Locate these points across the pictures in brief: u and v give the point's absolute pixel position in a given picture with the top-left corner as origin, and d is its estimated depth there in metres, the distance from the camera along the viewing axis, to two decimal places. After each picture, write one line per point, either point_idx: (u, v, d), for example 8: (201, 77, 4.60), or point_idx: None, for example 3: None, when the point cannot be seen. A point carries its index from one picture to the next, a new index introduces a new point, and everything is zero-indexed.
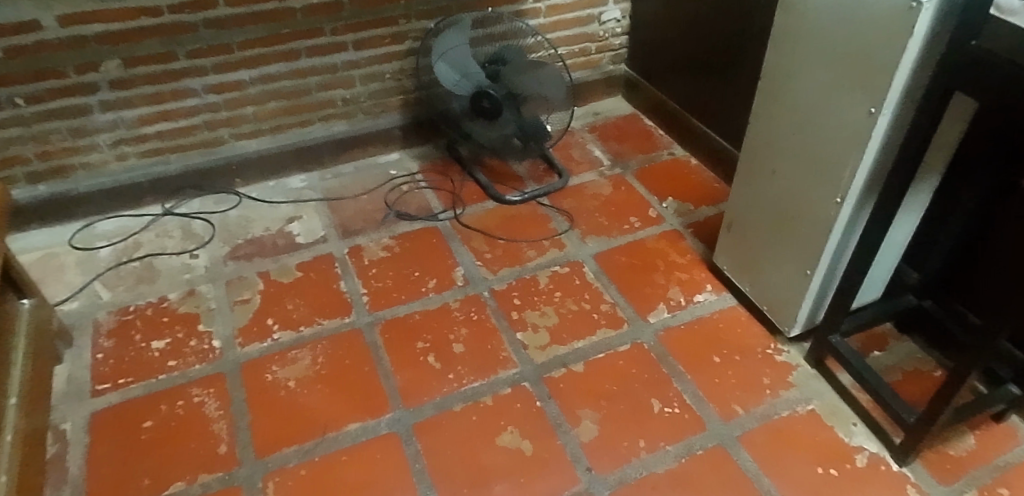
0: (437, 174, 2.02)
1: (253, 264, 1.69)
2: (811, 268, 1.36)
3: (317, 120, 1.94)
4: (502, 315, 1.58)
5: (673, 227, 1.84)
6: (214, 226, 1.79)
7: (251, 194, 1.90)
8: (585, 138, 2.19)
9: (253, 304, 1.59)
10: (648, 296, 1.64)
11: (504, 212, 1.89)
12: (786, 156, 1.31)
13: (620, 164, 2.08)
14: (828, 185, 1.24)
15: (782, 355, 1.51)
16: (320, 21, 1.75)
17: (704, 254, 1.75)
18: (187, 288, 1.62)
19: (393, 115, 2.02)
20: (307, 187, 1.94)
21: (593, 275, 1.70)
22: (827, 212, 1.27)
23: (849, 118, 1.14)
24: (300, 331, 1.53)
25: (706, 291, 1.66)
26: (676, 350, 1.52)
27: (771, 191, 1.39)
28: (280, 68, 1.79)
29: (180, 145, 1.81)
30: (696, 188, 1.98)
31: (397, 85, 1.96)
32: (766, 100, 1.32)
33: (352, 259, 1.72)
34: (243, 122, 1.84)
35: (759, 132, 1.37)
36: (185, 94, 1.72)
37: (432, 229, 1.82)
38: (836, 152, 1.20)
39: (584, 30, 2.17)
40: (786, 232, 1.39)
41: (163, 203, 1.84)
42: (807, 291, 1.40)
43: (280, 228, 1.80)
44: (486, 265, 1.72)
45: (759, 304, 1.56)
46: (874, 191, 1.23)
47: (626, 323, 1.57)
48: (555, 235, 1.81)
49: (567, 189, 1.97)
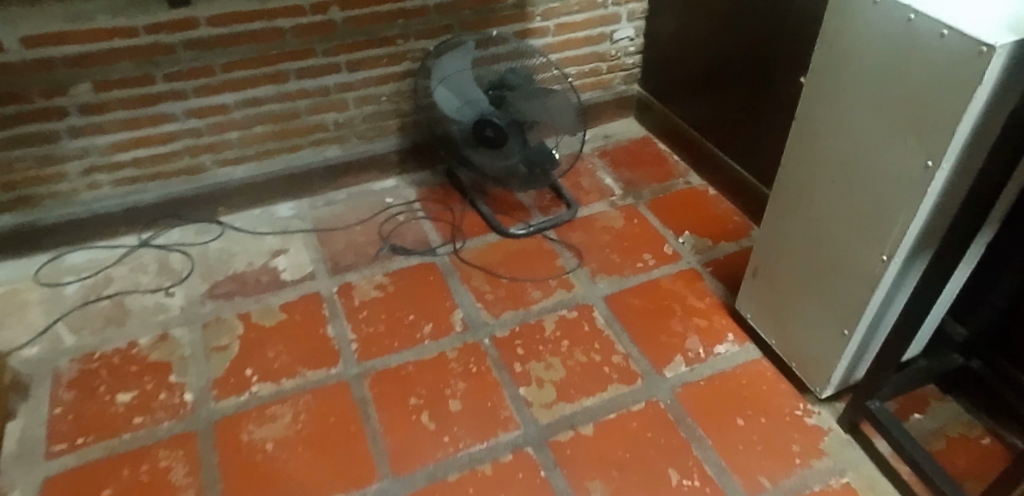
0: (436, 203, 1.87)
1: (233, 304, 1.55)
2: (848, 328, 1.21)
3: (308, 145, 1.80)
4: (504, 367, 1.44)
5: (691, 265, 1.70)
6: (193, 259, 1.66)
7: (234, 224, 1.77)
8: (595, 164, 2.05)
9: (230, 351, 1.45)
10: (664, 346, 1.50)
11: (507, 247, 1.74)
12: (823, 204, 1.17)
13: (632, 194, 1.93)
14: (873, 240, 1.10)
15: (813, 418, 1.36)
16: (311, 42, 1.62)
17: (725, 298, 1.61)
18: (159, 332, 1.48)
19: (389, 139, 1.88)
20: (296, 216, 1.80)
21: (604, 321, 1.55)
22: (870, 270, 1.12)
23: (900, 168, 1.00)
24: (281, 384, 1.39)
25: (727, 341, 1.51)
26: (695, 410, 1.37)
27: (804, 240, 1.25)
28: (268, 91, 1.65)
29: (159, 172, 1.67)
30: (715, 222, 1.83)
31: (394, 108, 1.83)
32: (800, 141, 1.18)
33: (341, 299, 1.58)
34: (227, 148, 1.70)
35: (790, 175, 1.23)
36: (163, 119, 1.59)
37: (429, 265, 1.68)
38: (883, 205, 1.05)
39: (595, 50, 2.03)
40: (821, 286, 1.25)
41: (139, 234, 1.70)
42: (843, 353, 1.25)
43: (265, 263, 1.66)
44: (487, 308, 1.58)
45: (786, 359, 1.41)
46: (933, 244, 1.08)
47: (640, 378, 1.43)
48: (562, 274, 1.67)
49: (575, 221, 1.83)
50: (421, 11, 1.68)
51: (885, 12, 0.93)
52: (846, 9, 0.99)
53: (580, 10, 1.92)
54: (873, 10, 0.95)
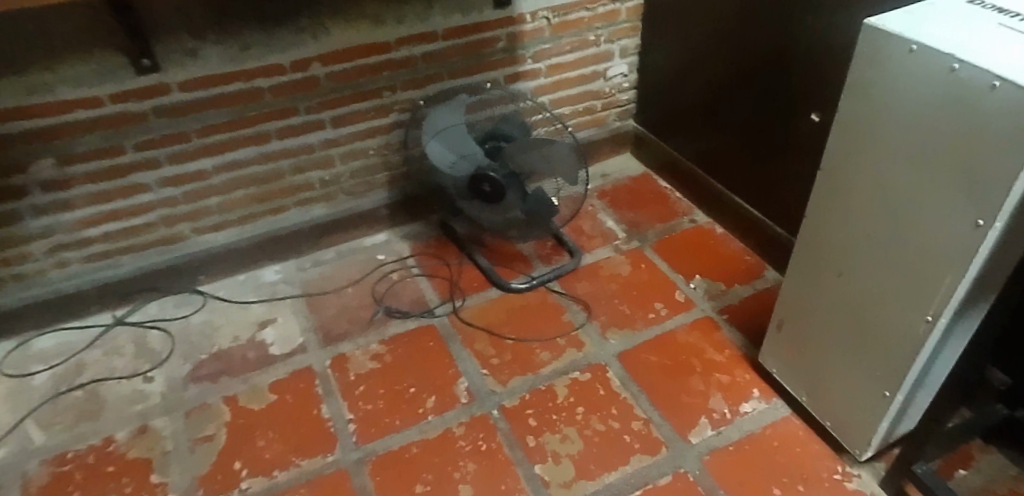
0: (431, 258, 1.77)
1: (218, 387, 1.43)
2: (890, 390, 1.11)
3: (292, 205, 1.70)
4: (517, 442, 1.33)
5: (706, 313, 1.60)
6: (174, 337, 1.54)
7: (217, 293, 1.65)
8: (595, 206, 1.95)
9: (217, 442, 1.33)
10: (686, 408, 1.39)
11: (510, 304, 1.64)
12: (857, 259, 1.08)
13: (637, 237, 1.84)
14: (915, 299, 1.00)
15: (854, 483, 1.26)
16: (292, 100, 1.53)
17: (746, 349, 1.51)
18: (138, 423, 1.36)
19: (378, 193, 1.79)
20: (282, 280, 1.69)
21: (619, 382, 1.45)
22: (912, 331, 1.03)
23: (945, 225, 0.92)
24: (274, 477, 1.27)
25: (753, 398, 1.41)
26: (726, 481, 1.26)
27: (834, 295, 1.15)
28: (247, 153, 1.55)
29: (133, 245, 1.56)
30: (726, 263, 1.74)
31: (383, 161, 1.73)
32: (826, 193, 1.09)
33: (335, 374, 1.46)
34: (206, 215, 1.60)
35: (816, 228, 1.14)
36: (135, 190, 1.48)
37: (428, 329, 1.57)
38: (926, 264, 0.96)
39: (589, 88, 1.96)
40: (855, 345, 1.15)
41: (113, 311, 1.59)
42: (883, 416, 1.15)
43: (251, 336, 1.54)
44: (494, 375, 1.47)
45: (820, 418, 1.31)
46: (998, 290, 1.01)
47: (664, 447, 1.32)
48: (571, 332, 1.56)
49: (580, 270, 1.73)
50: (407, 62, 1.61)
51: (922, 60, 0.87)
52: (877, 56, 0.93)
53: (572, 49, 1.85)
54: (907, 58, 0.89)
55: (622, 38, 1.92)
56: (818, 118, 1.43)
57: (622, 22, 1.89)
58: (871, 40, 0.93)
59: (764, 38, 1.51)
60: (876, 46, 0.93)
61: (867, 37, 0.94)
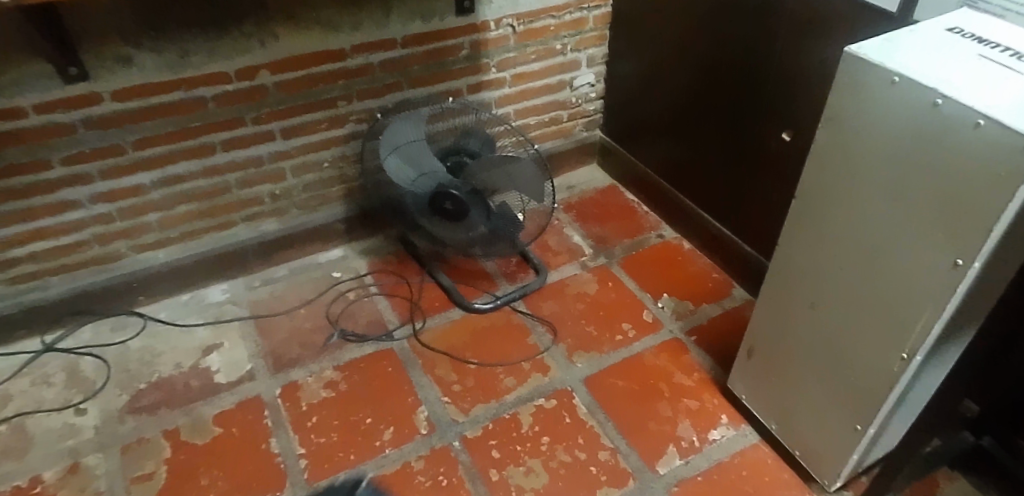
0: (390, 276, 1.69)
1: (158, 419, 1.33)
2: (862, 424, 1.08)
3: (241, 220, 1.60)
4: (479, 477, 1.27)
5: (674, 334, 1.56)
6: (109, 364, 1.44)
7: (158, 315, 1.55)
8: (561, 220, 1.90)
9: (155, 481, 1.23)
10: (654, 436, 1.35)
11: (472, 325, 1.57)
12: (831, 290, 1.04)
13: (603, 253, 1.79)
14: (890, 335, 0.97)
15: None
16: (238, 110, 1.44)
17: (714, 372, 1.47)
18: (67, 461, 1.26)
19: (334, 207, 1.70)
20: (230, 300, 1.60)
21: (586, 410, 1.39)
22: (887, 367, 0.99)
23: (924, 263, 0.88)
24: None
25: (722, 425, 1.37)
26: None
27: (806, 326, 1.12)
28: (190, 167, 1.46)
29: (63, 265, 1.45)
30: (693, 280, 1.71)
31: (338, 174, 1.65)
32: (800, 222, 1.06)
33: (286, 404, 1.37)
34: (145, 232, 1.50)
35: (790, 256, 1.10)
36: (65, 207, 1.38)
37: (386, 353, 1.50)
38: (903, 299, 0.93)
39: (554, 98, 1.90)
40: (826, 377, 1.12)
41: (43, 336, 1.48)
42: (854, 450, 1.12)
43: (195, 363, 1.44)
44: (455, 403, 1.40)
45: (788, 446, 1.27)
46: (975, 321, 0.98)
47: (632, 479, 1.27)
48: (536, 355, 1.51)
49: (545, 288, 1.68)
50: (364, 70, 1.52)
51: (904, 92, 0.84)
52: (856, 86, 0.90)
53: (538, 58, 1.78)
54: (889, 89, 0.85)
55: (589, 46, 1.86)
56: (790, 138, 1.40)
57: (589, 30, 1.83)
58: (852, 68, 0.89)
59: (735, 52, 1.48)
60: (856, 75, 0.89)
61: (847, 66, 0.90)
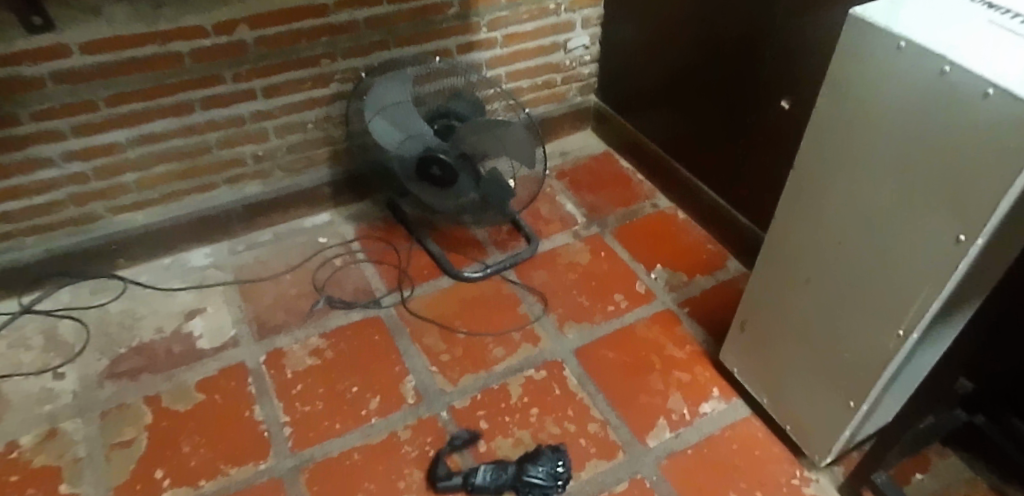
0: (378, 242, 1.66)
1: (138, 384, 1.30)
2: (855, 401, 1.06)
3: (223, 182, 1.56)
4: (466, 447, 1.25)
5: (666, 306, 1.54)
6: (89, 327, 1.40)
7: (139, 278, 1.51)
8: (553, 187, 1.86)
9: (136, 448, 1.20)
10: (644, 408, 1.33)
11: (461, 294, 1.55)
12: (829, 264, 1.01)
13: (597, 222, 1.76)
14: (887, 312, 0.95)
15: (811, 488, 1.21)
16: (217, 67, 1.37)
17: (707, 345, 1.46)
18: (46, 426, 1.23)
19: (319, 170, 1.66)
20: (213, 264, 1.56)
21: (576, 381, 1.37)
22: (883, 343, 0.97)
23: (924, 238, 0.85)
24: (199, 487, 1.16)
25: (713, 397, 1.36)
26: (684, 487, 1.21)
27: (802, 299, 1.09)
28: (167, 124, 1.40)
29: (39, 226, 1.41)
30: (687, 251, 1.68)
31: (323, 135, 1.60)
32: (799, 193, 1.02)
33: (270, 372, 1.35)
34: (122, 192, 1.45)
35: (787, 228, 1.07)
36: (38, 164, 1.33)
37: (373, 320, 1.47)
38: (902, 275, 0.90)
39: (548, 61, 1.84)
40: (820, 352, 1.10)
41: (20, 298, 1.44)
42: (847, 426, 1.10)
43: (177, 328, 1.41)
44: (443, 372, 1.38)
45: (779, 421, 1.26)
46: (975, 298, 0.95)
47: (621, 451, 1.26)
48: (526, 325, 1.48)
49: (537, 257, 1.65)
50: (348, 27, 1.46)
51: (910, 58, 0.80)
52: (861, 52, 0.85)
53: (531, 18, 1.72)
54: (894, 56, 0.81)
55: (584, 7, 1.80)
56: (789, 106, 1.36)
57: None
58: (857, 33, 0.85)
59: (734, 16, 1.42)
60: (862, 40, 0.85)
61: (851, 30, 0.86)
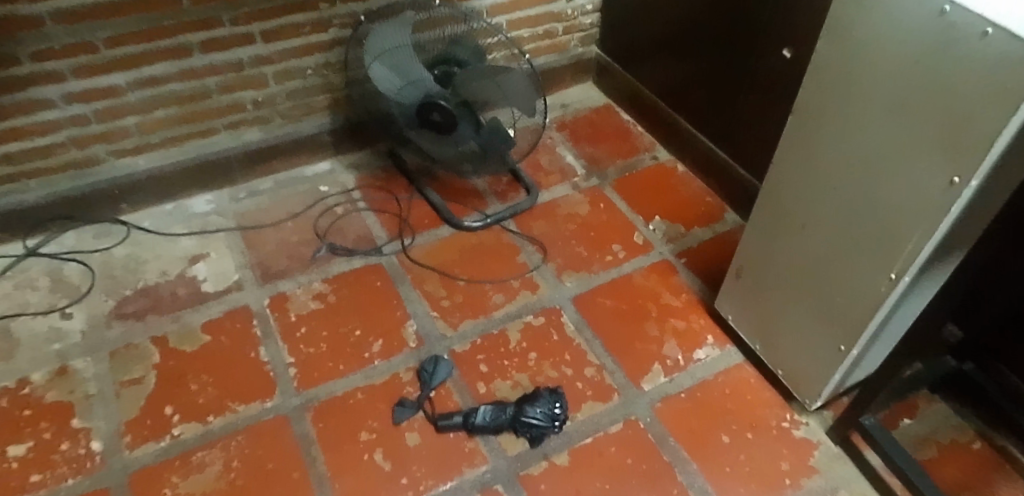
0: (379, 191, 1.67)
1: (145, 325, 1.33)
2: (846, 344, 1.09)
3: (222, 128, 1.56)
4: (466, 389, 1.28)
5: (664, 257, 1.56)
6: (94, 270, 1.42)
7: (142, 223, 1.52)
8: (554, 139, 1.86)
9: (145, 386, 1.24)
10: (640, 354, 1.37)
11: (462, 243, 1.57)
12: (824, 210, 1.03)
13: (596, 173, 1.77)
14: (880, 256, 0.97)
15: (801, 430, 1.25)
16: (216, 9, 1.36)
17: (702, 294, 1.48)
18: (56, 364, 1.26)
19: (319, 118, 1.66)
20: (215, 211, 1.57)
21: (573, 327, 1.40)
22: (875, 287, 1.00)
23: (919, 182, 0.87)
24: (208, 423, 1.19)
25: (707, 344, 1.39)
26: (677, 429, 1.25)
27: (797, 246, 1.11)
28: (166, 68, 1.40)
29: (41, 168, 1.41)
30: (685, 203, 1.69)
31: (323, 82, 1.60)
32: (797, 140, 1.04)
33: (274, 315, 1.37)
34: (122, 136, 1.45)
35: (785, 175, 1.09)
36: (39, 106, 1.33)
37: (375, 267, 1.49)
38: (896, 220, 0.92)
39: (549, 10, 1.82)
40: (813, 297, 1.12)
41: (25, 241, 1.45)
42: (838, 369, 1.14)
43: (181, 272, 1.43)
44: (444, 318, 1.40)
45: (772, 366, 1.30)
46: (968, 244, 0.97)
47: (616, 394, 1.29)
48: (525, 274, 1.51)
49: (536, 208, 1.66)
50: None
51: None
52: None
53: None
54: None
55: None
56: (790, 55, 1.36)
57: None
58: None
59: None
60: None
61: None
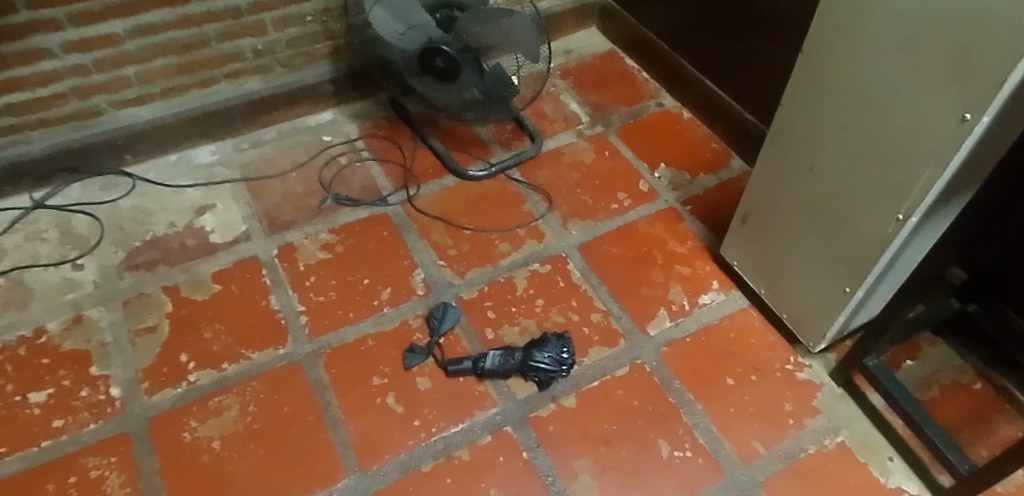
0: (382, 141, 1.66)
1: (155, 276, 1.34)
2: (851, 286, 1.11)
3: (223, 77, 1.54)
4: (475, 335, 1.30)
5: (670, 204, 1.56)
6: (102, 222, 1.42)
7: (147, 175, 1.52)
8: (558, 86, 1.84)
9: (160, 334, 1.26)
10: (646, 300, 1.38)
11: (467, 192, 1.57)
12: (833, 152, 1.03)
13: (601, 121, 1.75)
14: (889, 197, 0.97)
15: (804, 372, 1.28)
16: None
17: (707, 241, 1.49)
18: (70, 314, 1.27)
19: (320, 66, 1.63)
20: (219, 162, 1.56)
21: (579, 274, 1.42)
22: (883, 227, 1.00)
23: (931, 120, 0.86)
24: (223, 370, 1.22)
25: (712, 290, 1.40)
26: (683, 372, 1.27)
27: (804, 189, 1.11)
28: (164, 15, 1.37)
29: (43, 119, 1.40)
30: (691, 150, 1.68)
31: (322, 29, 1.57)
32: (806, 80, 1.02)
33: (283, 264, 1.38)
34: (123, 87, 1.44)
35: (793, 118, 1.08)
36: (37, 55, 1.31)
37: (381, 217, 1.50)
38: (906, 159, 0.92)
39: None
40: (820, 239, 1.13)
41: (31, 194, 1.45)
42: (843, 310, 1.15)
43: (189, 223, 1.44)
44: (451, 266, 1.41)
45: (776, 310, 1.31)
46: (977, 183, 0.97)
47: (623, 339, 1.32)
48: (531, 222, 1.51)
49: (541, 156, 1.66)
50: None
51: None
52: None
53: None
54: None
55: None
56: None
57: None
58: None
59: None
60: None
61: None
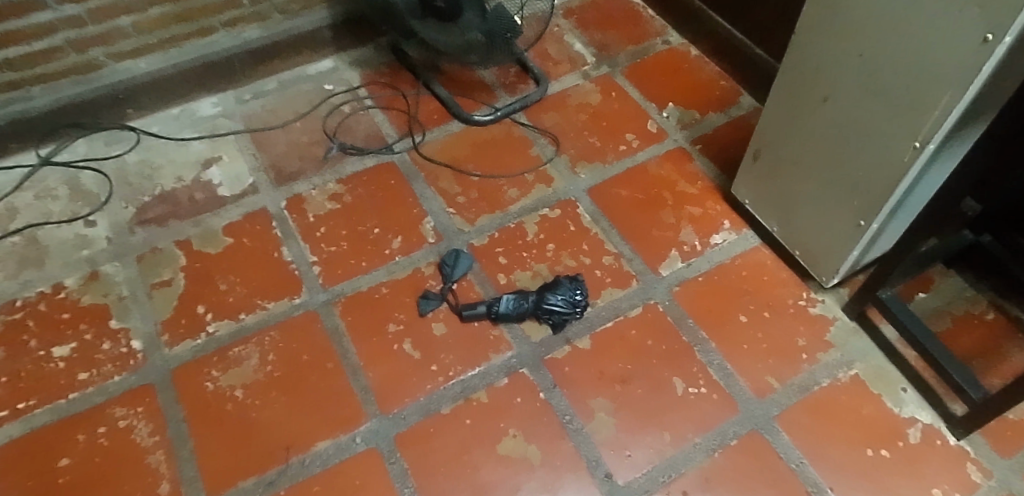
0: (385, 88, 1.63)
1: (167, 230, 1.34)
2: (865, 220, 1.10)
3: (220, 26, 1.50)
4: (488, 280, 1.31)
5: (679, 144, 1.55)
6: (110, 178, 1.41)
7: (151, 128, 1.50)
8: (561, 26, 1.79)
9: (176, 287, 1.26)
10: (657, 241, 1.38)
11: (473, 138, 1.55)
12: (848, 83, 1.01)
13: (607, 61, 1.71)
14: (905, 125, 0.95)
15: (817, 307, 1.29)
16: None
17: (718, 180, 1.48)
18: (86, 269, 1.28)
19: (318, 12, 1.59)
20: (222, 113, 1.54)
21: (590, 218, 1.41)
22: (899, 158, 0.99)
23: (950, 43, 0.84)
24: (240, 320, 1.23)
25: (724, 229, 1.40)
26: (695, 311, 1.28)
27: (819, 122, 1.10)
28: None
29: (41, 74, 1.37)
30: (699, 89, 1.65)
31: None
32: (823, 8, 0.99)
33: (293, 216, 1.38)
34: (120, 38, 1.40)
35: (808, 50, 1.05)
36: (29, 7, 1.27)
37: (388, 165, 1.48)
38: (924, 85, 0.90)
39: None
40: (834, 173, 1.12)
41: (37, 151, 1.44)
42: (857, 244, 1.15)
43: (196, 177, 1.43)
44: (460, 213, 1.41)
45: (789, 247, 1.31)
46: (997, 109, 0.95)
47: (635, 280, 1.32)
48: (538, 167, 1.50)
49: (547, 99, 1.63)
50: None
51: None
52: None
53: None
54: None
55: None
56: None
57: None
58: None
59: None
60: None
61: None
